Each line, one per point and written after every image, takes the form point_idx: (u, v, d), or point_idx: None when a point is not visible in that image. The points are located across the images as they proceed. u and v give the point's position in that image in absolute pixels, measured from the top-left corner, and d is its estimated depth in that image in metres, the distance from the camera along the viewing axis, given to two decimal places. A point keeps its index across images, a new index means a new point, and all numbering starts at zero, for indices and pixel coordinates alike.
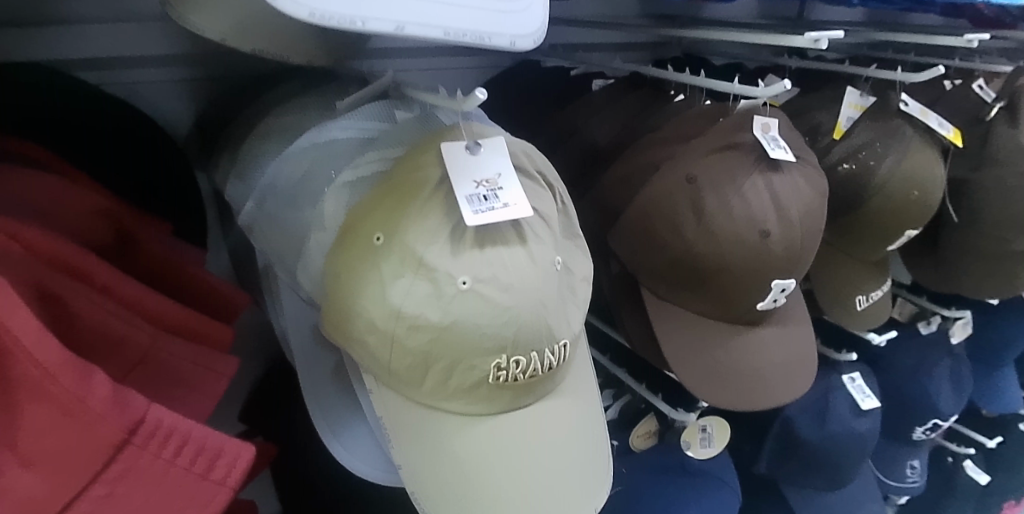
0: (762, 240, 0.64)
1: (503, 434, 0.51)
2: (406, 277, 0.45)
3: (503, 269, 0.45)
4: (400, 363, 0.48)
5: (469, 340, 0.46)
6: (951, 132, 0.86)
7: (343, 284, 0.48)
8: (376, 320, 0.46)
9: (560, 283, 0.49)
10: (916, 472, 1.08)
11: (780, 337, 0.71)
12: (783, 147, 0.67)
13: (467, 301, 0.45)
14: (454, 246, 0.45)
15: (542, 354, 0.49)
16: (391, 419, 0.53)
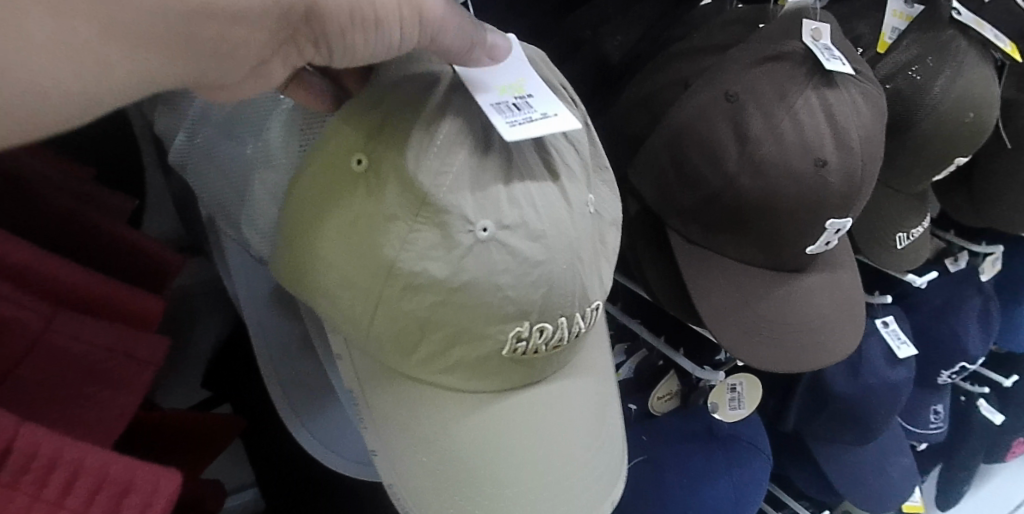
0: (817, 172, 0.53)
1: (512, 418, 0.40)
2: (401, 218, 0.33)
3: (534, 212, 0.34)
4: (385, 329, 0.36)
5: (483, 303, 0.35)
6: (1008, 45, 0.74)
7: (314, 222, 0.36)
8: (356, 272, 0.35)
9: (593, 232, 0.38)
10: (938, 417, 1.01)
11: (828, 285, 0.61)
12: (838, 58, 0.55)
13: (487, 253, 0.33)
14: (471, 178, 0.34)
15: (571, 320, 0.38)
16: (371, 393, 0.42)
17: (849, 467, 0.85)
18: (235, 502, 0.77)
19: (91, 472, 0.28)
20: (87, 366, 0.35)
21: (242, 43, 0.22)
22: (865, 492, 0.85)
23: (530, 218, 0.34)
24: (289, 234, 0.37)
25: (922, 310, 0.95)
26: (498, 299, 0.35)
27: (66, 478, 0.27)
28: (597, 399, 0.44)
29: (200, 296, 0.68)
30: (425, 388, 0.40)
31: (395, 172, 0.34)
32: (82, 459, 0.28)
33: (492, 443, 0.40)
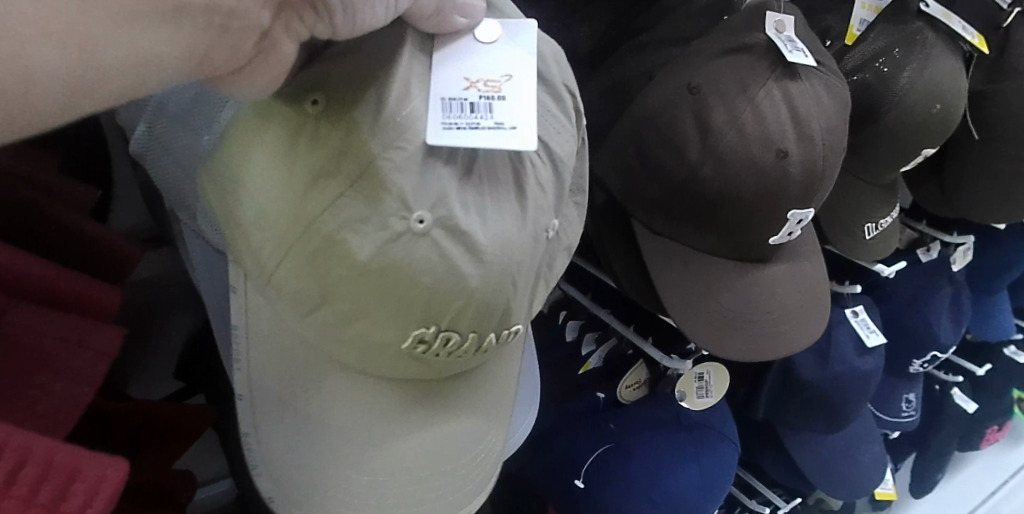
0: (778, 162, 0.53)
1: (397, 405, 0.39)
2: (337, 188, 0.31)
3: (476, 218, 0.32)
4: (287, 288, 0.34)
5: (392, 293, 0.32)
6: (975, 37, 0.75)
7: (241, 169, 0.33)
8: (262, 231, 0.33)
9: (541, 256, 0.37)
10: (910, 406, 1.03)
11: (792, 276, 0.62)
12: (801, 50, 0.56)
13: (413, 247, 0.31)
14: (423, 166, 0.31)
15: (484, 336, 0.37)
16: (264, 349, 0.39)
17: (820, 454, 0.86)
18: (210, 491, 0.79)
19: (37, 460, 0.28)
20: (43, 356, 0.35)
21: (254, 0, 0.20)
22: (835, 478, 0.86)
23: (471, 225, 0.32)
24: (216, 173, 0.35)
25: (897, 301, 0.96)
26: (409, 292, 0.32)
27: (12, 467, 0.28)
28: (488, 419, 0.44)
29: (173, 287, 0.68)
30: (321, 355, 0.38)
31: (335, 150, 0.31)
32: (28, 447, 0.28)
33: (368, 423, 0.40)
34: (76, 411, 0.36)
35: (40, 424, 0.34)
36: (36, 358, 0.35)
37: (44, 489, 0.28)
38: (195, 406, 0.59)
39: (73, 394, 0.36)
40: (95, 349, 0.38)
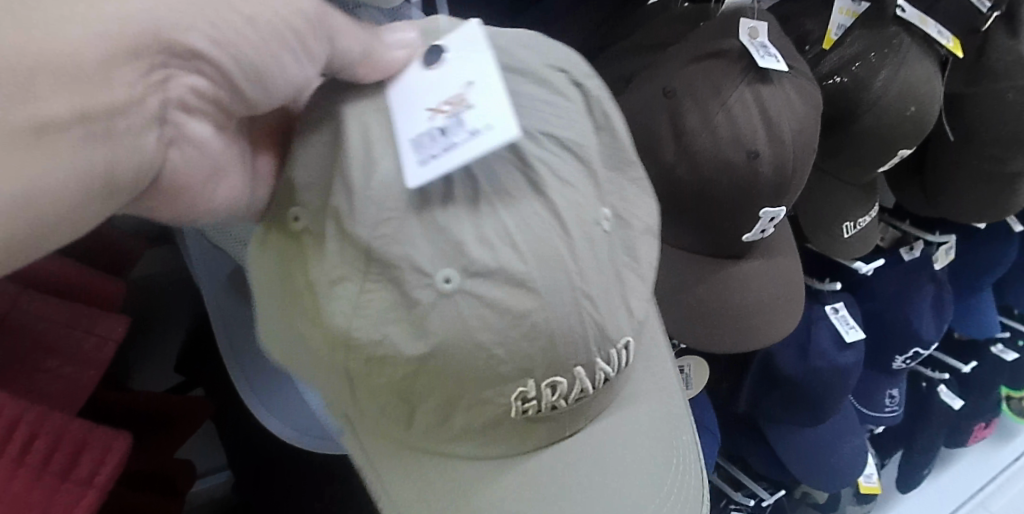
0: (749, 162, 0.56)
1: (547, 485, 0.37)
2: (349, 284, 0.31)
3: (511, 253, 0.30)
4: (369, 399, 0.34)
5: (472, 377, 0.32)
6: (950, 41, 0.77)
7: (286, 326, 0.35)
8: (327, 370, 0.34)
9: (607, 251, 0.34)
10: (894, 401, 1.05)
11: (768, 271, 0.65)
12: (774, 56, 0.58)
13: (450, 309, 0.30)
14: (427, 229, 0.29)
15: (590, 368, 0.34)
16: (392, 481, 0.38)
17: (801, 447, 0.88)
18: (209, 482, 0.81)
19: (49, 432, 0.33)
20: (48, 342, 0.38)
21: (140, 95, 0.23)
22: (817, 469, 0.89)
23: (507, 262, 0.30)
24: (272, 339, 0.37)
25: (881, 298, 0.97)
26: (480, 359, 0.31)
27: (27, 442, 0.32)
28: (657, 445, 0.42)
29: (173, 282, 0.71)
30: (439, 463, 0.37)
31: (320, 256, 0.31)
32: (41, 421, 0.33)
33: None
34: (83, 391, 0.39)
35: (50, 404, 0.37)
36: (44, 342, 0.38)
37: (55, 459, 0.33)
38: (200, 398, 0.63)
39: (80, 376, 0.39)
40: (101, 333, 0.40)
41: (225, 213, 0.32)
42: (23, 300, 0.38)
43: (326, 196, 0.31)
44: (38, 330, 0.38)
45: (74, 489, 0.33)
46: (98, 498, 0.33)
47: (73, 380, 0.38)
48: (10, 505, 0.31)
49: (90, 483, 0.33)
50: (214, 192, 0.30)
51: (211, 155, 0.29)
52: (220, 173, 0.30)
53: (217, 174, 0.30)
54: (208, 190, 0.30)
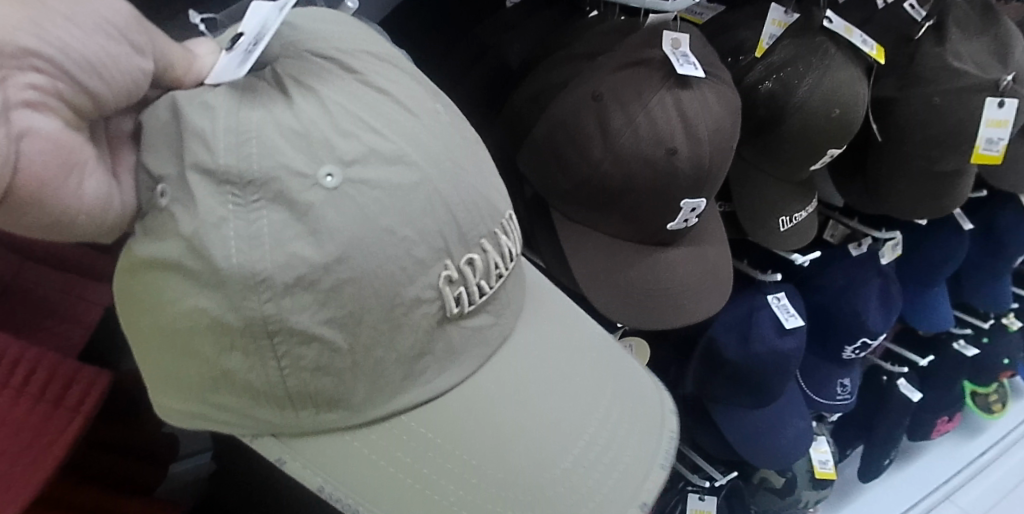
0: (668, 158, 0.63)
1: (497, 405, 0.41)
2: (230, 228, 0.31)
3: (375, 135, 0.33)
4: (307, 361, 0.34)
5: (391, 281, 0.33)
6: (873, 49, 0.83)
7: (169, 353, 0.34)
8: (243, 360, 0.33)
9: (455, 124, 0.39)
10: (845, 390, 1.12)
11: (695, 257, 0.73)
12: (693, 64, 0.64)
13: (343, 200, 0.32)
14: (288, 139, 0.32)
15: (490, 243, 0.39)
16: (357, 464, 0.38)
17: (745, 427, 0.95)
18: (188, 464, 0.80)
19: (45, 367, 0.40)
20: (48, 304, 0.46)
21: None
22: (762, 450, 0.96)
23: (377, 143, 0.33)
24: (166, 383, 0.36)
25: (827, 291, 1.04)
26: (391, 243, 0.33)
27: (24, 378, 0.39)
28: (569, 329, 0.49)
29: None
30: (400, 423, 0.39)
31: (192, 214, 0.31)
32: (37, 359, 0.40)
33: (546, 429, 0.42)
34: (73, 346, 0.47)
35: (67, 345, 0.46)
36: (42, 305, 0.46)
37: (49, 389, 0.40)
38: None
39: (70, 334, 0.47)
40: (89, 299, 0.47)
41: (101, 218, 0.30)
42: (25, 269, 0.46)
43: (181, 163, 0.31)
44: (38, 294, 0.46)
45: (64, 414, 0.40)
46: (83, 423, 0.41)
47: (65, 337, 0.46)
48: (12, 423, 0.39)
49: (77, 410, 0.41)
50: (82, 189, 0.28)
51: (69, 149, 0.27)
52: (82, 168, 0.28)
53: (78, 170, 0.28)
54: (75, 187, 0.28)
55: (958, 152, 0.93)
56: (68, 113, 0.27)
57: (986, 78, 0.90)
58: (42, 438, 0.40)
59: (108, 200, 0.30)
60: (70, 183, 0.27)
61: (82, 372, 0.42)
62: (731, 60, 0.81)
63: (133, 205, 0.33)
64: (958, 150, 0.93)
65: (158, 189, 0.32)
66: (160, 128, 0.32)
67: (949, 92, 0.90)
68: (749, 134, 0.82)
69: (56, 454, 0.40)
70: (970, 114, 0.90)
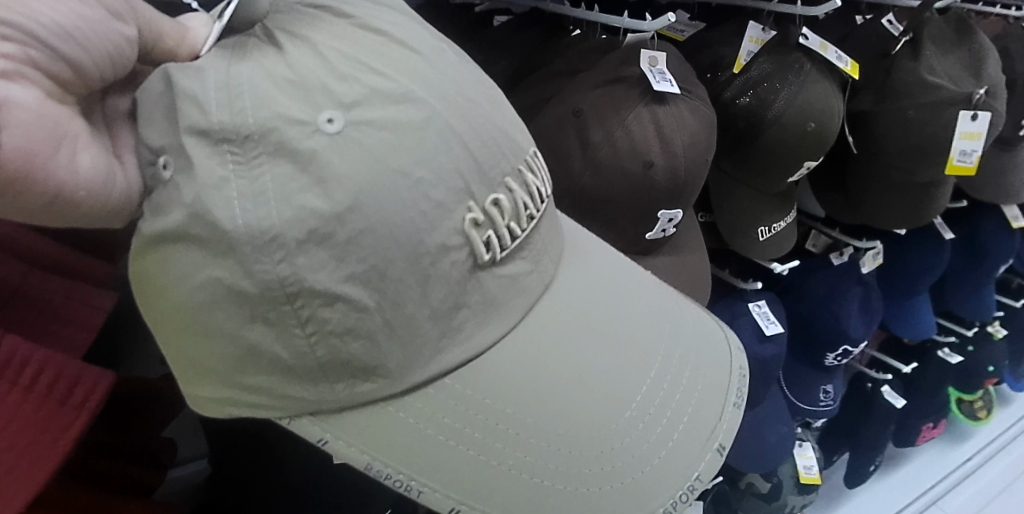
0: (645, 171, 0.66)
1: (536, 366, 0.41)
2: (232, 187, 0.31)
3: (375, 77, 0.34)
4: (338, 323, 0.34)
5: (411, 228, 0.34)
6: (848, 64, 0.87)
7: (195, 341, 0.35)
8: (268, 331, 0.34)
9: (459, 62, 0.40)
10: (828, 396, 1.15)
11: (672, 265, 0.77)
12: (670, 81, 0.67)
13: (347, 145, 0.32)
14: (283, 90, 0.32)
15: (513, 188, 0.39)
16: (395, 434, 0.38)
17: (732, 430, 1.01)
18: (187, 469, 0.82)
19: (53, 367, 0.43)
20: (52, 310, 0.49)
21: None
22: (751, 455, 1.02)
23: (377, 85, 0.34)
24: (199, 371, 0.36)
25: (810, 298, 1.06)
26: (406, 186, 0.33)
27: (34, 374, 0.42)
28: (616, 282, 0.49)
29: None
30: (443, 388, 0.39)
31: (191, 180, 0.31)
32: (45, 358, 0.43)
33: (601, 383, 0.43)
34: (76, 349, 0.49)
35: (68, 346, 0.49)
36: (52, 310, 0.49)
37: (57, 387, 0.43)
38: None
39: (75, 337, 0.49)
40: (94, 304, 0.51)
41: (103, 195, 0.31)
42: (32, 276, 0.48)
43: (176, 128, 0.32)
44: (47, 299, 0.49)
45: (70, 411, 0.43)
46: (88, 418, 0.44)
47: (71, 340, 0.49)
48: (20, 419, 0.41)
49: (82, 406, 0.44)
50: (76, 162, 0.28)
51: (54, 121, 0.27)
52: (73, 141, 0.28)
53: (68, 142, 0.28)
54: (68, 159, 0.28)
55: (932, 164, 0.96)
56: (46, 83, 0.27)
57: (958, 92, 0.92)
58: (50, 433, 0.42)
59: (107, 177, 0.30)
60: (62, 155, 0.27)
61: (88, 371, 0.44)
62: (710, 76, 0.84)
63: (138, 187, 0.33)
64: (932, 161, 0.95)
65: (161, 162, 0.32)
66: (155, 98, 0.33)
67: (924, 105, 0.92)
68: (727, 148, 0.85)
69: (63, 448, 0.43)
70: (944, 128, 0.93)
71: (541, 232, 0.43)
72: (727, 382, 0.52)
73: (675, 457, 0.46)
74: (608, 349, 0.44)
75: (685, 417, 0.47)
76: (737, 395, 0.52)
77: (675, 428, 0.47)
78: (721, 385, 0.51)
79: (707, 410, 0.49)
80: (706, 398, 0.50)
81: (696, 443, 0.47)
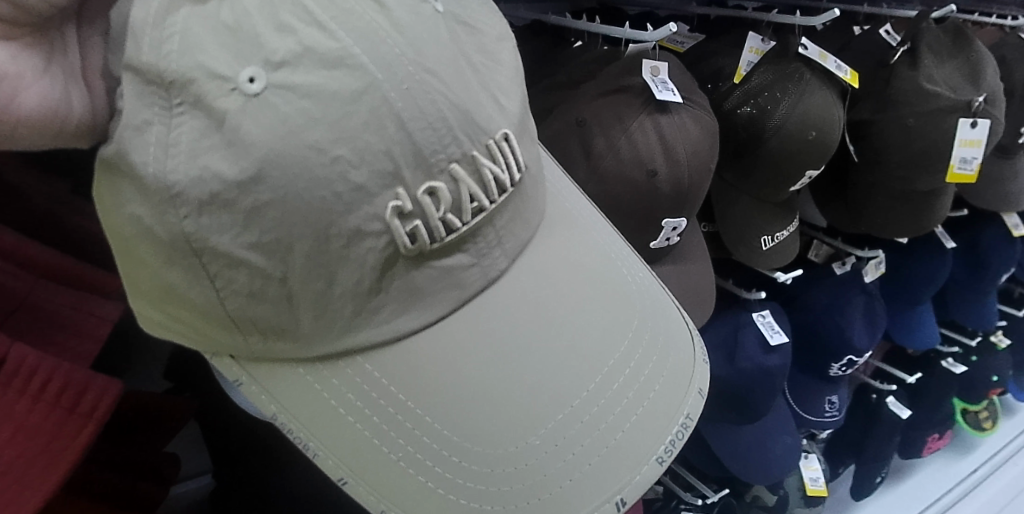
0: (648, 180, 0.66)
1: (459, 353, 0.41)
2: (151, 132, 0.33)
3: (315, 34, 0.33)
4: (243, 283, 0.36)
5: (322, 208, 0.34)
6: (847, 74, 0.87)
7: (125, 264, 0.38)
8: (183, 275, 0.36)
9: (450, 31, 0.39)
10: (833, 407, 1.14)
11: (677, 273, 0.77)
12: (672, 90, 0.67)
13: (259, 108, 0.32)
14: (217, 35, 0.33)
15: (462, 176, 0.37)
16: (300, 401, 0.40)
17: (731, 437, 1.01)
18: (189, 485, 0.80)
19: (61, 378, 0.42)
20: (60, 320, 0.49)
21: None
22: (754, 468, 1.01)
23: (313, 43, 0.33)
24: (137, 292, 0.39)
25: (813, 309, 1.06)
26: (321, 163, 0.33)
27: (42, 383, 0.41)
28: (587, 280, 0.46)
29: None
30: (354, 364, 0.40)
31: (120, 122, 0.34)
32: (53, 368, 0.42)
33: (531, 385, 0.42)
34: (83, 361, 0.49)
35: (71, 355, 0.48)
36: (55, 320, 0.48)
37: (65, 396, 0.42)
38: (185, 401, 0.67)
39: (82, 349, 0.49)
40: (100, 315, 0.50)
41: (60, 123, 0.33)
42: (39, 287, 0.48)
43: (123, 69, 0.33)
44: (54, 309, 0.49)
45: (79, 421, 0.42)
46: (96, 430, 0.43)
47: (78, 350, 0.49)
48: (28, 430, 0.41)
49: (90, 416, 0.43)
50: (21, 99, 0.31)
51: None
52: (16, 80, 0.30)
53: (9, 81, 0.30)
54: (8, 97, 0.30)
55: (933, 172, 0.96)
56: None
57: (958, 99, 0.93)
58: (57, 445, 0.41)
59: (65, 105, 0.33)
60: (1, 91, 0.30)
61: (95, 381, 0.43)
62: (711, 86, 0.84)
63: (104, 109, 0.35)
64: (931, 169, 0.95)
65: (118, 91, 0.34)
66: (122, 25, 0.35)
67: (924, 113, 0.92)
68: (728, 156, 0.85)
69: (69, 461, 0.42)
70: (944, 135, 0.93)
71: (499, 224, 0.41)
72: (672, 420, 0.47)
73: (581, 489, 0.43)
74: (552, 351, 0.42)
75: (615, 440, 0.44)
76: (663, 449, 0.46)
77: (619, 432, 0.45)
78: (654, 432, 0.46)
79: (627, 455, 0.44)
80: (646, 427, 0.46)
81: (637, 453, 0.45)
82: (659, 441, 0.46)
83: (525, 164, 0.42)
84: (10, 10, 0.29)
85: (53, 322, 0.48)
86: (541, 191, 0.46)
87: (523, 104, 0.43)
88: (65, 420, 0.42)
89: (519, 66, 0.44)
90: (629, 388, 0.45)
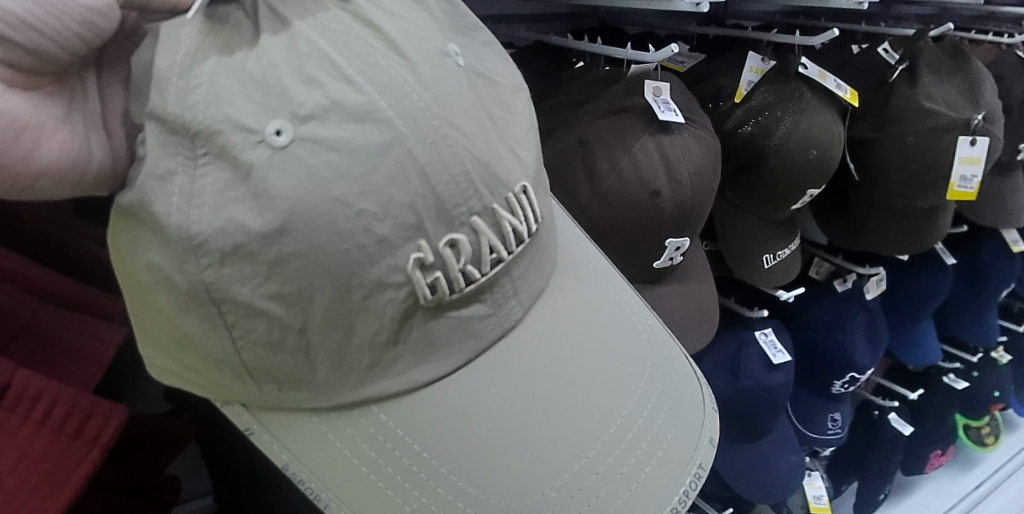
0: (651, 201, 0.66)
1: (474, 403, 0.40)
2: (176, 182, 0.33)
3: (342, 88, 0.34)
4: (260, 335, 0.36)
5: (346, 260, 0.34)
6: (847, 93, 0.87)
7: (142, 311, 0.37)
8: (199, 324, 0.36)
9: (469, 82, 0.39)
10: (836, 424, 1.14)
11: (679, 293, 0.77)
12: (674, 110, 0.67)
13: (287, 161, 0.33)
14: (243, 86, 0.33)
15: (484, 227, 0.37)
16: (313, 450, 0.40)
17: (735, 455, 1.00)
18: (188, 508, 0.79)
19: (65, 403, 0.42)
20: (60, 345, 0.48)
21: None
22: (756, 485, 1.00)
23: (340, 97, 0.33)
24: (150, 336, 0.38)
25: (816, 327, 1.05)
26: (346, 217, 0.33)
27: (45, 408, 0.41)
28: (598, 328, 0.46)
29: None
30: (370, 414, 0.40)
31: (142, 169, 0.34)
32: (56, 395, 0.42)
33: (548, 435, 0.42)
34: (85, 386, 0.48)
35: (72, 379, 0.48)
36: (60, 346, 0.48)
37: (68, 422, 0.42)
38: (185, 423, 0.67)
39: (85, 373, 0.49)
40: (103, 339, 0.50)
41: (78, 173, 0.33)
42: (42, 312, 0.48)
43: (145, 116, 0.33)
44: (57, 334, 0.48)
45: (82, 447, 0.42)
46: (101, 456, 0.42)
47: (80, 376, 0.48)
48: (30, 457, 0.40)
49: (94, 442, 0.42)
50: (42, 151, 0.31)
51: (14, 115, 0.29)
52: (37, 131, 0.30)
53: (31, 132, 0.30)
54: (28, 149, 0.30)
55: (933, 191, 0.96)
56: (10, 74, 0.29)
57: (956, 118, 0.93)
58: (58, 475, 0.40)
59: (81, 155, 0.33)
60: (25, 143, 0.30)
61: (99, 406, 0.43)
62: (711, 107, 0.84)
63: (122, 157, 0.35)
64: (932, 188, 0.96)
65: (140, 139, 0.34)
66: (144, 69, 0.35)
67: (923, 133, 0.92)
68: (730, 177, 0.86)
69: (72, 491, 0.41)
70: (944, 155, 0.93)
71: (515, 274, 0.41)
72: (682, 468, 0.47)
73: None
74: (568, 403, 0.42)
75: (629, 488, 0.44)
76: (676, 499, 0.46)
77: (633, 479, 0.45)
78: (667, 484, 0.46)
79: (640, 506, 0.45)
80: (658, 474, 0.46)
81: (649, 501, 0.45)
82: (671, 488, 0.46)
83: (542, 215, 0.43)
84: (33, 61, 0.29)
85: (62, 345, 0.48)
86: (554, 240, 0.46)
87: (539, 156, 0.43)
88: (67, 446, 0.41)
89: (534, 114, 0.45)
90: (644, 435, 0.45)
